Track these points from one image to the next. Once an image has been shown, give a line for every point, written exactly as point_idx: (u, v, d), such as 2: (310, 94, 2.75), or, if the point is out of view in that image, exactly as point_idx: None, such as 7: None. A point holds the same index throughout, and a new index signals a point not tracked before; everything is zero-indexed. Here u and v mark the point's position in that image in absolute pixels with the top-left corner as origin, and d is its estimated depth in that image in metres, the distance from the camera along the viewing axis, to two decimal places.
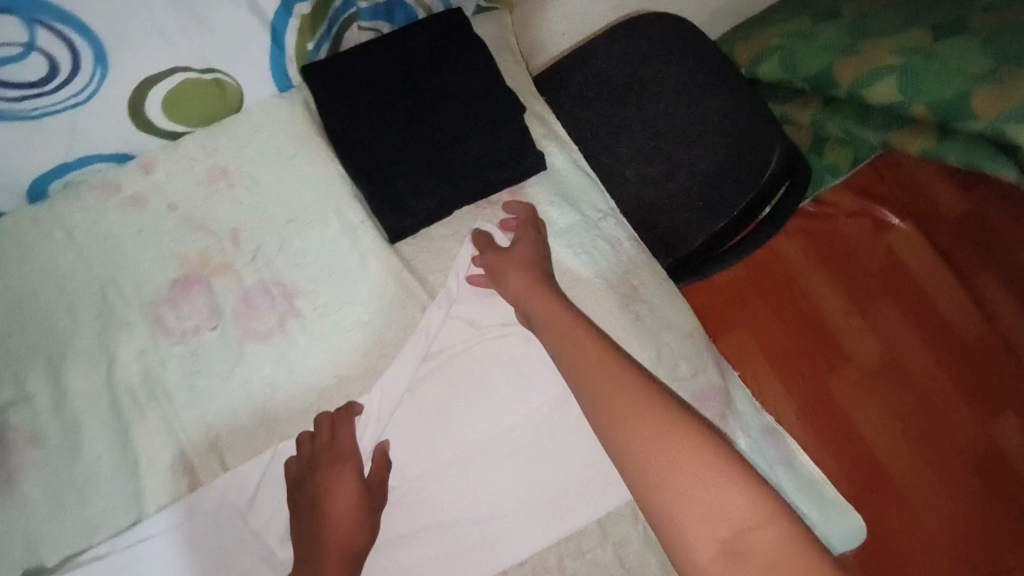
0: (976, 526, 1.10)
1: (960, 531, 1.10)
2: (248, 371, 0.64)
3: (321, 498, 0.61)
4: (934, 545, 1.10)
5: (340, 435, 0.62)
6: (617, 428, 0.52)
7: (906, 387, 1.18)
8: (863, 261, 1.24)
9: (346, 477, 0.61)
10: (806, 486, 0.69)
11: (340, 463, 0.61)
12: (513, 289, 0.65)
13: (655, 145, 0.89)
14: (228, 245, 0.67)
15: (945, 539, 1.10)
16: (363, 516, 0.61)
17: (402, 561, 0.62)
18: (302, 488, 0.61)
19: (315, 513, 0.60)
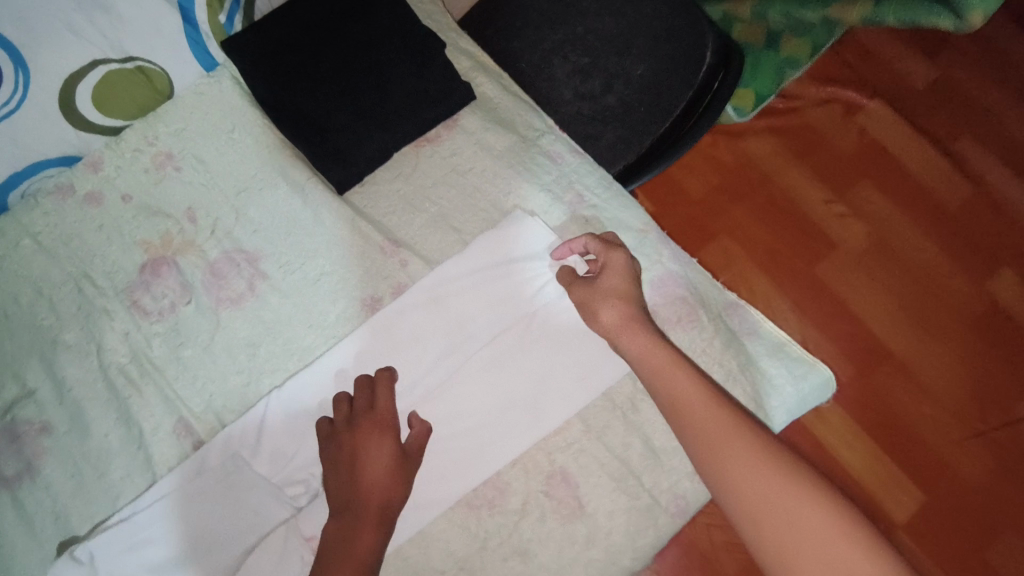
0: (986, 383, 1.13)
1: (972, 390, 1.13)
2: (226, 336, 0.68)
3: (359, 458, 0.61)
4: (947, 409, 1.12)
5: (378, 391, 0.65)
6: (691, 428, 0.55)
7: (897, 261, 1.19)
8: (837, 146, 1.24)
9: (383, 434, 0.62)
10: (772, 350, 0.73)
11: (378, 428, 0.62)
12: (608, 325, 0.64)
13: (589, 59, 0.90)
14: (186, 223, 0.70)
15: (959, 402, 1.13)
16: (398, 470, 0.61)
17: (431, 488, 0.66)
18: (340, 447, 0.62)
19: (351, 471, 0.61)
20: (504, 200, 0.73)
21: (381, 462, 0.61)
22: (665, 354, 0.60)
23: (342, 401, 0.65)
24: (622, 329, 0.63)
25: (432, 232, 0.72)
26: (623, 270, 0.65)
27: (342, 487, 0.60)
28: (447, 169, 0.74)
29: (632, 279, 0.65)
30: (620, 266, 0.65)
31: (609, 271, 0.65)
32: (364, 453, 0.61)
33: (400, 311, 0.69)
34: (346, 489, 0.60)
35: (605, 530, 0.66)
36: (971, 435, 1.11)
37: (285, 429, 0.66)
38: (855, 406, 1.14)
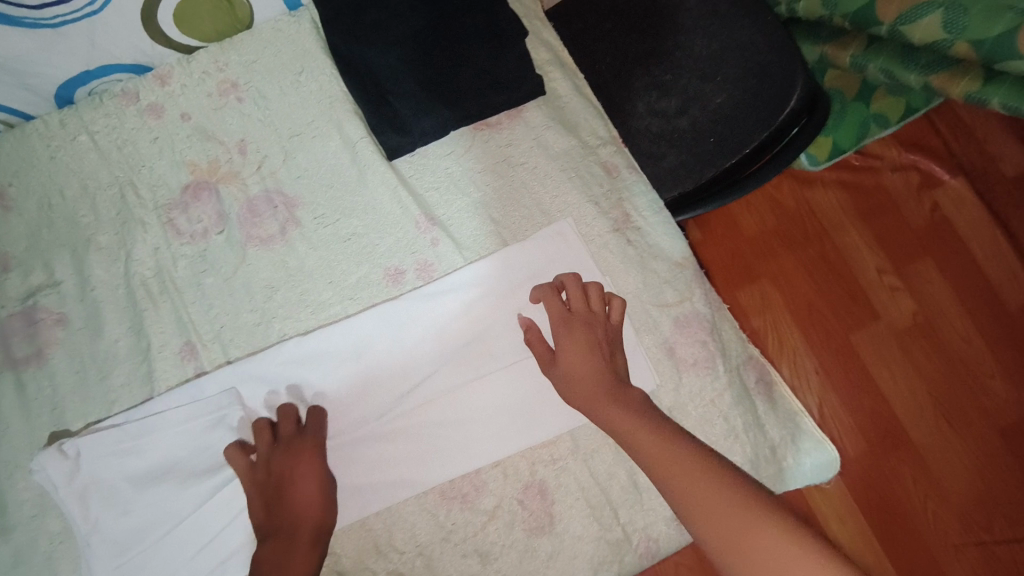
0: (1001, 497, 1.09)
1: (983, 493, 1.09)
2: (249, 273, 0.69)
3: (285, 482, 0.61)
4: (951, 510, 1.09)
5: (306, 418, 0.65)
6: (698, 510, 0.50)
7: (939, 348, 1.14)
8: (906, 217, 1.19)
9: (310, 458, 0.62)
10: (780, 416, 0.71)
11: (307, 448, 0.63)
12: (571, 367, 0.62)
13: (671, 76, 0.87)
14: (235, 154, 0.71)
15: (965, 506, 1.09)
16: (327, 496, 0.62)
17: (391, 487, 0.66)
18: (264, 473, 0.63)
19: (277, 495, 0.61)
20: (550, 202, 0.72)
21: (310, 485, 0.61)
22: (660, 439, 0.56)
23: (264, 428, 0.64)
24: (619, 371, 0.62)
25: (472, 217, 0.71)
26: (585, 342, 0.62)
27: (272, 508, 0.61)
28: (499, 159, 0.72)
29: (592, 346, 0.62)
30: (582, 335, 0.63)
31: (573, 348, 0.62)
32: (293, 473, 0.61)
33: (410, 306, 0.69)
34: (275, 513, 0.61)
35: (569, 554, 0.66)
36: (969, 544, 1.08)
37: (284, 374, 0.67)
38: (854, 481, 1.13)
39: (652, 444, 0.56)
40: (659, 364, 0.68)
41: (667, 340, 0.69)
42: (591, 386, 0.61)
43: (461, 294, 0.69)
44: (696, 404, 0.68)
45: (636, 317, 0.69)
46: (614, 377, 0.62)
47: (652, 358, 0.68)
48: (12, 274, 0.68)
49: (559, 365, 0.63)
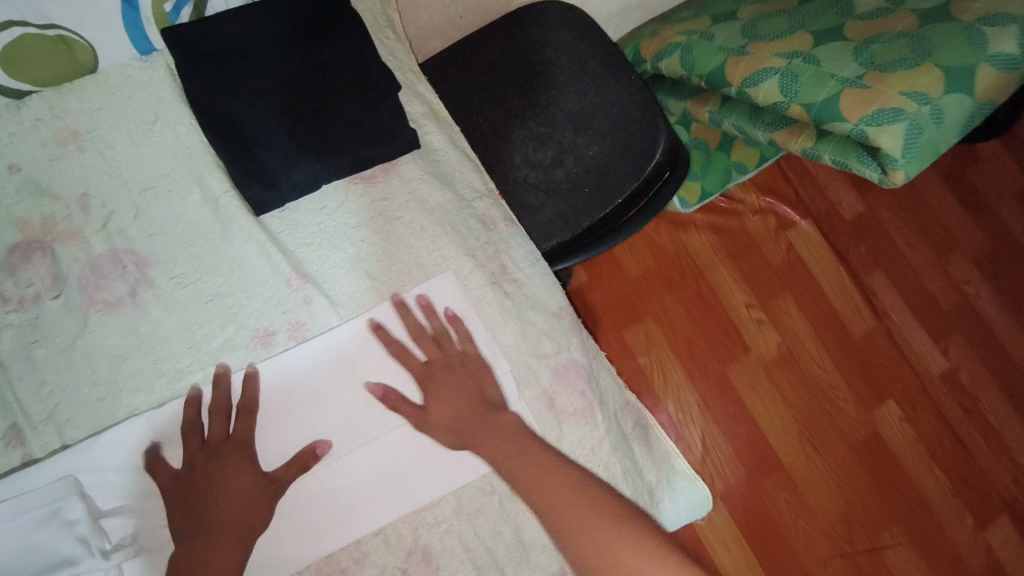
0: (854, 503, 1.31)
1: (841, 508, 1.30)
2: (92, 341, 0.62)
3: (213, 489, 0.60)
4: (816, 522, 1.29)
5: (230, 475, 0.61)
6: (579, 541, 0.59)
7: (799, 375, 1.35)
8: (768, 257, 1.39)
9: (240, 467, 0.62)
10: (654, 457, 0.74)
11: (238, 457, 0.62)
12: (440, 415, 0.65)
13: (546, 128, 0.92)
14: (75, 211, 0.64)
15: (828, 516, 1.30)
16: (257, 505, 0.61)
17: (296, 553, 0.62)
18: (193, 484, 0.61)
19: (201, 504, 0.60)
20: (426, 256, 0.71)
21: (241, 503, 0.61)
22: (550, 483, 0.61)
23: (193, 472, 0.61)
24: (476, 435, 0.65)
25: (348, 274, 0.69)
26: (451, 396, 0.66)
27: (200, 517, 0.60)
28: (376, 213, 0.71)
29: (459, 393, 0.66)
30: (446, 384, 0.66)
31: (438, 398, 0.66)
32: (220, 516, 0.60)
33: (312, 356, 0.65)
34: (201, 522, 0.60)
35: None
36: (833, 552, 1.28)
37: (134, 453, 0.61)
38: (740, 503, 1.29)
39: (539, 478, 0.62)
40: (541, 417, 0.69)
41: (547, 390, 0.69)
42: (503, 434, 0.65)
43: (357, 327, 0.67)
44: (581, 453, 0.69)
45: (557, 366, 0.71)
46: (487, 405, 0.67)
47: (534, 412, 0.68)
48: None
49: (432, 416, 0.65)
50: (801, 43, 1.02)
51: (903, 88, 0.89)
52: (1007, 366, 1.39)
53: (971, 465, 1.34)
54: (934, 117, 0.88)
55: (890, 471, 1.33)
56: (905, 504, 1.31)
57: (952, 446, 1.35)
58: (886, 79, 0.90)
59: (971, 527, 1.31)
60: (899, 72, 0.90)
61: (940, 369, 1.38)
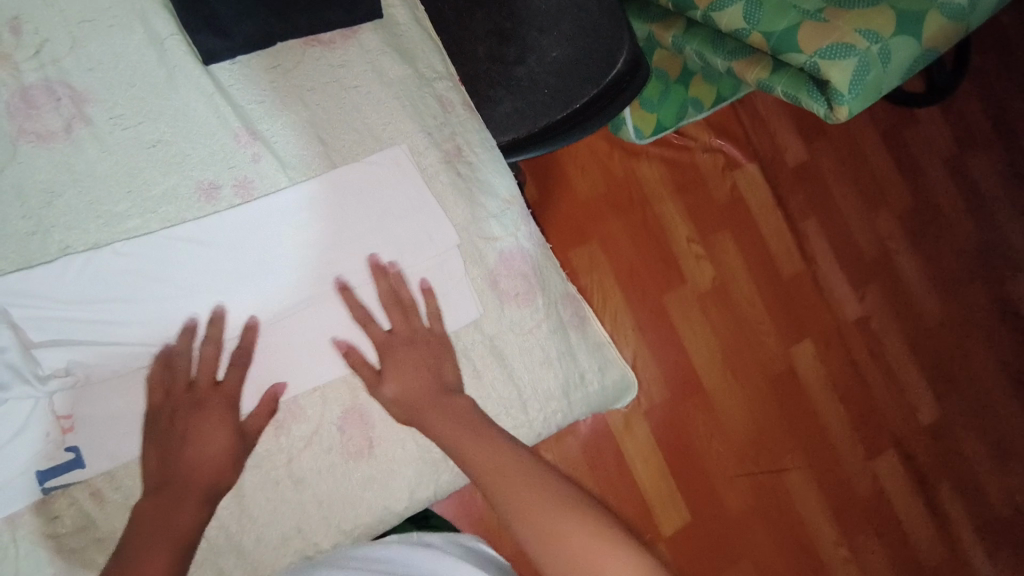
0: (762, 428, 1.42)
1: (750, 432, 1.41)
2: (21, 173, 0.59)
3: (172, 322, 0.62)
4: (727, 442, 1.40)
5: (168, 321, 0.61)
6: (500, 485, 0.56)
7: (728, 308, 1.43)
8: (713, 193, 1.44)
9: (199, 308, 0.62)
10: (589, 346, 0.77)
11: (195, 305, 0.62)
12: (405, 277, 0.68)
13: (510, 23, 0.91)
14: (4, 34, 0.60)
15: (738, 438, 1.41)
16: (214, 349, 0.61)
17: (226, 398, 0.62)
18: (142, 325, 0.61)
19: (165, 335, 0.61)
20: (380, 129, 0.70)
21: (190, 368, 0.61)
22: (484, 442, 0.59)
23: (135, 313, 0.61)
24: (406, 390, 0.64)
25: (295, 137, 0.67)
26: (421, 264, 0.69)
27: (172, 442, 0.58)
28: (331, 79, 0.69)
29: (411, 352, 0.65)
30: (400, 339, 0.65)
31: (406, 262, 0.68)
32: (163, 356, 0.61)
33: (257, 216, 0.65)
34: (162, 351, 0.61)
35: (386, 478, 0.67)
36: (738, 470, 1.40)
37: (70, 290, 0.59)
38: (661, 422, 1.36)
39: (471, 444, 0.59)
40: (484, 295, 0.71)
41: (492, 272, 0.71)
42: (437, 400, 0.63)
43: (305, 198, 0.66)
44: (519, 333, 0.72)
45: (504, 250, 0.73)
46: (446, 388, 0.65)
47: (475, 289, 0.70)
48: None
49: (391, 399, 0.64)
50: None
51: (859, 25, 0.92)
52: (911, 315, 1.53)
53: (868, 401, 1.49)
54: (882, 57, 0.92)
55: (797, 402, 1.45)
56: (807, 431, 1.44)
57: (856, 384, 1.48)
58: (844, 15, 0.93)
59: (862, 455, 1.47)
60: (857, 10, 0.93)
61: (855, 315, 1.50)
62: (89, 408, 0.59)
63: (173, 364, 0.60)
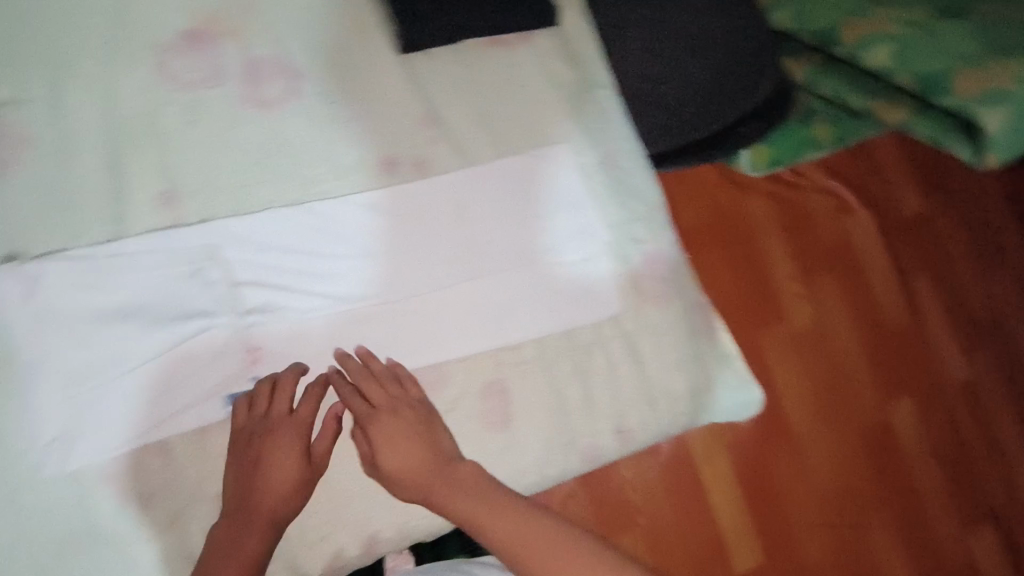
0: (850, 482, 1.35)
1: (837, 484, 1.34)
2: (240, 133, 0.67)
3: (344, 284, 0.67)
4: (812, 493, 1.32)
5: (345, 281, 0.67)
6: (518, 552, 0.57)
7: (825, 352, 1.37)
8: (821, 235, 1.41)
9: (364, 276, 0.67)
10: (719, 355, 0.78)
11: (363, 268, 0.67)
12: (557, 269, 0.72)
13: (662, 42, 0.91)
14: (242, 13, 0.69)
15: (823, 489, 1.34)
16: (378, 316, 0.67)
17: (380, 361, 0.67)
18: (320, 281, 0.66)
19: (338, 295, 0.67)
20: (546, 126, 0.75)
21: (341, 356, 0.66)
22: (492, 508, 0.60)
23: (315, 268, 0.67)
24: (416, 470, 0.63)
25: (471, 125, 0.73)
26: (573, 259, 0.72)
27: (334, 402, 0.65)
28: (507, 76, 0.75)
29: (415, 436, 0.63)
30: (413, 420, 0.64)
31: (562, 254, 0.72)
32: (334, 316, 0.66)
33: (424, 195, 0.69)
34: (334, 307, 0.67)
35: (517, 452, 0.70)
36: (821, 523, 1.32)
37: (270, 237, 0.66)
38: (745, 464, 1.29)
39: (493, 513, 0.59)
40: (625, 292, 0.74)
41: (635, 271, 0.74)
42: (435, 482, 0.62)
43: (469, 185, 0.71)
44: (653, 333, 0.74)
45: (647, 253, 0.75)
46: (442, 457, 0.64)
47: (617, 285, 0.73)
48: None
49: (386, 470, 0.63)
50: (923, 14, 0.91)
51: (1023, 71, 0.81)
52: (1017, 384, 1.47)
53: (964, 468, 1.42)
54: None
55: (890, 460, 1.38)
56: (896, 492, 1.37)
57: (953, 448, 1.42)
58: (1008, 61, 0.83)
59: (955, 524, 1.39)
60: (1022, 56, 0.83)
61: (958, 376, 1.44)
62: (274, 345, 0.65)
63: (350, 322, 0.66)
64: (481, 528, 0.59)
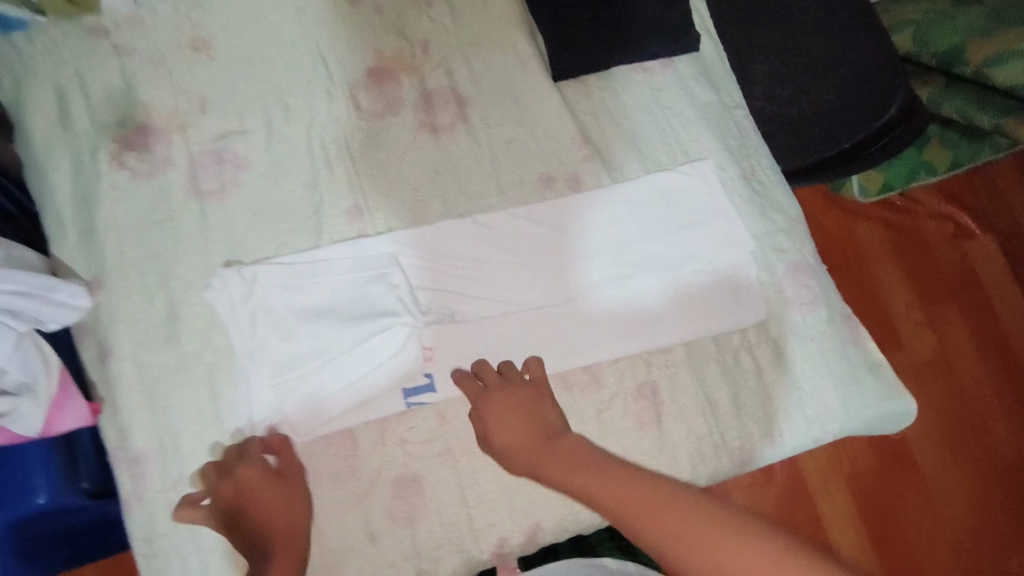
0: (987, 524, 1.23)
1: (970, 524, 1.23)
2: (417, 154, 0.75)
3: (508, 287, 0.73)
4: (942, 535, 1.21)
5: (509, 286, 0.73)
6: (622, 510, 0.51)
7: (950, 383, 1.28)
8: (940, 260, 1.33)
9: (522, 282, 0.73)
10: (869, 364, 0.77)
11: (526, 275, 0.73)
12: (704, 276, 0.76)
13: (789, 68, 0.97)
14: (418, 52, 0.77)
15: (955, 531, 1.22)
16: (532, 319, 0.73)
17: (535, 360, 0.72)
18: (489, 286, 0.73)
19: (504, 296, 0.73)
20: (689, 146, 0.80)
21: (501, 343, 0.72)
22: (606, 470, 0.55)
23: (484, 274, 0.73)
24: (515, 450, 0.63)
25: (619, 145, 0.79)
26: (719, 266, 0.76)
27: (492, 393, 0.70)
28: (651, 100, 0.80)
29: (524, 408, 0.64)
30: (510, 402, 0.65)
31: (709, 262, 0.76)
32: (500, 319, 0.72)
33: (575, 210, 0.76)
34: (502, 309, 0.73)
35: (670, 453, 0.72)
36: (954, 568, 1.21)
37: (446, 245, 0.73)
38: (865, 501, 1.20)
39: (601, 480, 0.54)
40: (770, 301, 0.77)
41: (779, 281, 0.77)
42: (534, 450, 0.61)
43: (617, 201, 0.76)
44: (799, 340, 0.76)
45: (790, 264, 0.78)
46: (553, 432, 0.62)
47: (761, 292, 0.76)
48: (208, 115, 0.72)
49: (499, 447, 0.64)
50: None
51: None
52: None
53: None
54: None
55: None
56: None
57: None
58: None
59: None
60: None
61: None
62: (448, 344, 0.71)
63: (511, 324, 0.72)
64: (579, 493, 0.56)
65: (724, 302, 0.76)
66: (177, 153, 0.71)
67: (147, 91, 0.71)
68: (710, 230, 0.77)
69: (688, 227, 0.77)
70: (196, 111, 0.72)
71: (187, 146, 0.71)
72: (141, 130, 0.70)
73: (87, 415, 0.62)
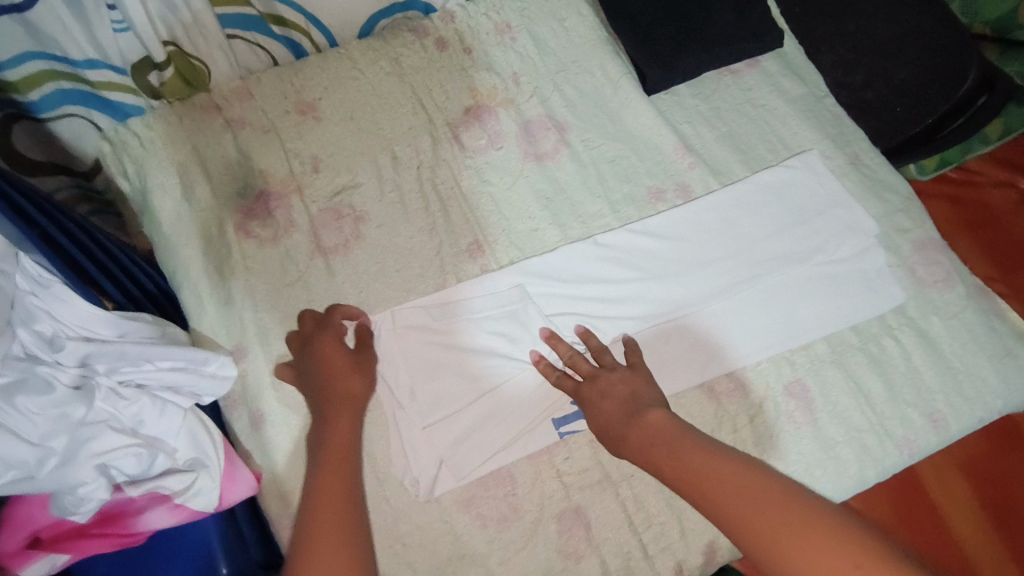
0: None
1: None
2: (527, 183, 0.75)
3: (640, 301, 0.72)
4: None
5: (641, 301, 0.72)
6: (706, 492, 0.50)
7: None
8: (1012, 231, 1.07)
9: (652, 297, 0.72)
10: (1016, 334, 0.75)
11: (655, 289, 0.72)
12: (833, 265, 0.74)
13: (858, 53, 0.91)
14: (511, 86, 0.79)
15: None
16: (670, 330, 0.71)
17: (678, 372, 0.70)
18: (621, 303, 0.72)
19: (638, 311, 0.71)
20: (791, 140, 0.80)
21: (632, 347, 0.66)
22: (693, 451, 0.53)
23: (613, 293, 0.72)
24: (604, 428, 0.60)
25: (721, 148, 0.79)
26: (845, 252, 0.75)
27: None
28: (744, 101, 0.81)
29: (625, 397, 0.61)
30: (617, 383, 0.62)
31: (836, 251, 0.75)
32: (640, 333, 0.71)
33: (689, 217, 0.75)
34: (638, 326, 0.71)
35: (834, 450, 0.69)
36: None
37: (571, 268, 0.72)
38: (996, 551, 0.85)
39: (674, 452, 0.54)
40: (903, 282, 0.75)
41: (908, 260, 0.76)
42: (620, 423, 0.59)
43: (730, 203, 0.76)
44: (941, 318, 0.74)
45: (915, 242, 0.76)
46: (641, 406, 0.59)
47: (893, 274, 0.75)
48: (321, 174, 0.73)
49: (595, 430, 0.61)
50: None
51: None
52: None
53: None
54: None
55: None
56: None
57: None
58: None
59: None
60: None
61: None
62: None
63: (650, 336, 0.71)
64: (666, 470, 0.54)
65: (859, 289, 0.74)
66: (297, 215, 0.71)
67: (262, 159, 0.73)
68: (830, 218, 0.75)
69: (807, 220, 0.75)
70: (310, 171, 0.73)
71: (306, 207, 0.72)
72: (261, 198, 0.72)
73: (252, 483, 0.62)
